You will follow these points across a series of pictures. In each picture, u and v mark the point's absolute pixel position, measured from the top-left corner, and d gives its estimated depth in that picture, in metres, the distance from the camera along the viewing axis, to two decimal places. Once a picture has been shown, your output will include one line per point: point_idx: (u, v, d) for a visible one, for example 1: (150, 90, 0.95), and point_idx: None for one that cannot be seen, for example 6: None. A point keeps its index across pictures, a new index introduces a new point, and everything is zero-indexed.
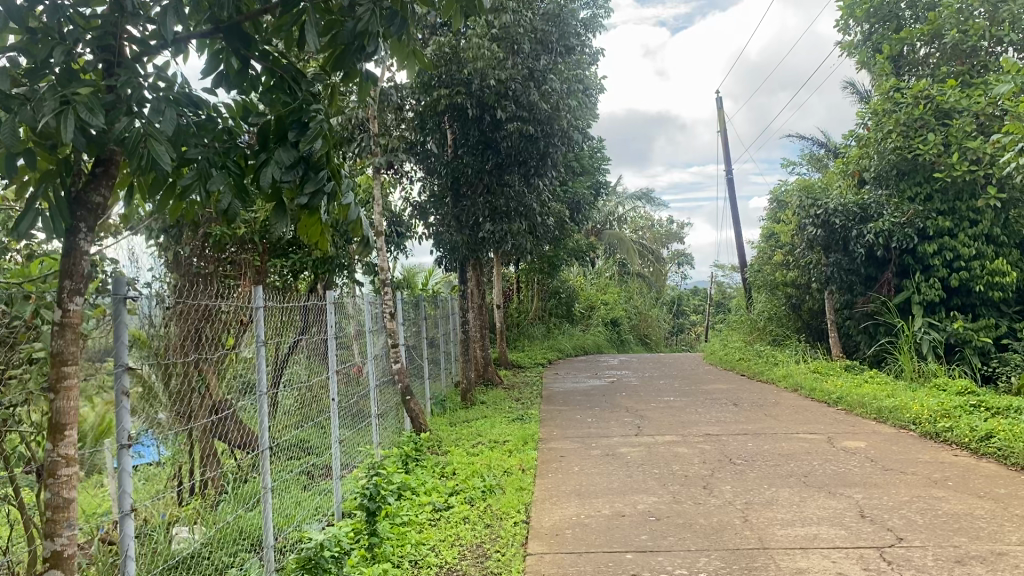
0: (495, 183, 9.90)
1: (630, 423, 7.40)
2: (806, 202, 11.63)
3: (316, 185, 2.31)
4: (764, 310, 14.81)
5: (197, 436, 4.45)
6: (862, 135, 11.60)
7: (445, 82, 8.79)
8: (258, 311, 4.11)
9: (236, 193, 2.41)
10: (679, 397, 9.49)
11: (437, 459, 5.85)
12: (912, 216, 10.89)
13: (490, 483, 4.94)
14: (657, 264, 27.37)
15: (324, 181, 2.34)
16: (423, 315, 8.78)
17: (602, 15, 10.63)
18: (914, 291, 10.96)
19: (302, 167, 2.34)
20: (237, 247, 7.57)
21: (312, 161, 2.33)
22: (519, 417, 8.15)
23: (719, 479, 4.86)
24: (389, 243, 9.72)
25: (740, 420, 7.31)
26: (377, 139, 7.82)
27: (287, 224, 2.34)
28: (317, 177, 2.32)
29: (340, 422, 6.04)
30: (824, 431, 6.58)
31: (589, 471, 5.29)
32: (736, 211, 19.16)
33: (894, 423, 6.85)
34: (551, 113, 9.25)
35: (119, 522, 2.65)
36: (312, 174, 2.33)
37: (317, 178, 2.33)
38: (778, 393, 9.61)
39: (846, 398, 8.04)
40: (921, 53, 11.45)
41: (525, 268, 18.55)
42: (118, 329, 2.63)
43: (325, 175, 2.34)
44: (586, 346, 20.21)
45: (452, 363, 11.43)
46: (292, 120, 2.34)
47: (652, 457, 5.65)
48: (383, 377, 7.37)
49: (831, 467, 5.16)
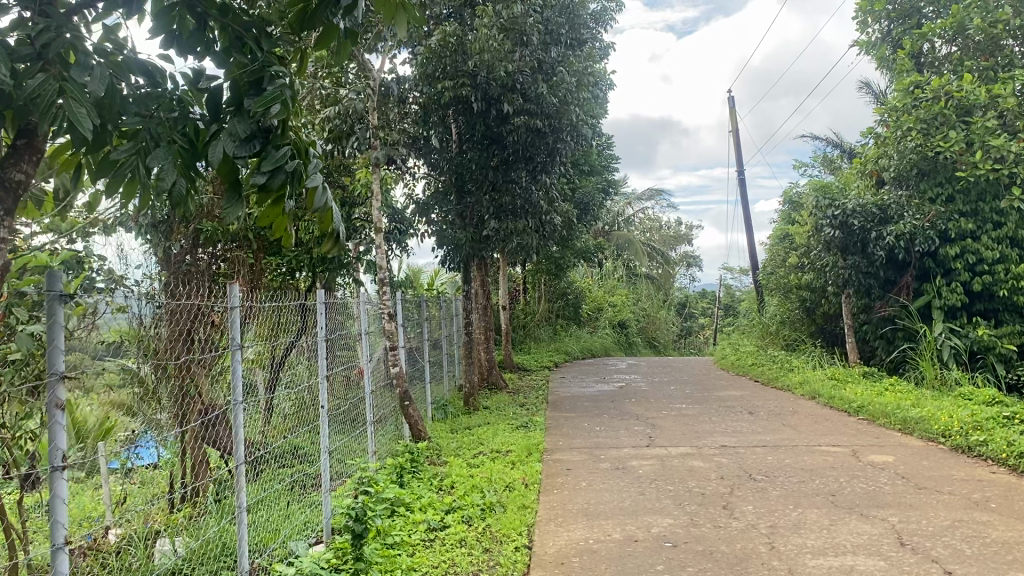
0: (500, 180, 9.54)
1: (641, 432, 7.02)
2: (823, 202, 11.12)
3: (275, 163, 2.02)
4: (778, 314, 14.40)
5: (188, 442, 4.11)
6: (881, 133, 11.21)
7: (449, 74, 8.38)
8: (234, 312, 3.68)
9: (182, 173, 2.10)
10: (690, 405, 9.09)
11: (436, 471, 5.46)
12: (934, 217, 10.50)
13: (489, 501, 4.56)
14: (667, 266, 26.95)
15: (286, 161, 2.05)
16: (425, 316, 8.41)
17: (613, 8, 10.26)
18: (935, 295, 10.55)
19: (259, 143, 2.06)
20: (229, 243, 7.21)
21: (272, 135, 2.05)
22: (523, 424, 7.79)
23: (740, 498, 4.47)
24: (391, 240, 9.24)
25: (757, 431, 6.90)
26: (377, 131, 7.42)
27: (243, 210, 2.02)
28: (277, 154, 2.02)
29: (333, 430, 5.66)
30: (848, 443, 6.18)
31: (598, 487, 4.90)
32: (748, 213, 18.75)
33: (921, 434, 6.45)
34: (558, 106, 8.87)
35: (52, 558, 2.32)
36: (271, 153, 2.03)
37: (277, 155, 2.03)
38: (794, 401, 9.22)
39: (868, 408, 7.64)
40: (943, 49, 11.04)
41: (532, 269, 18.19)
42: (52, 332, 2.31)
43: (287, 152, 2.04)
44: (593, 348, 19.86)
45: (455, 365, 11.04)
46: (250, 84, 2.07)
47: (666, 471, 5.26)
48: (380, 381, 6.99)
49: (860, 484, 4.76)
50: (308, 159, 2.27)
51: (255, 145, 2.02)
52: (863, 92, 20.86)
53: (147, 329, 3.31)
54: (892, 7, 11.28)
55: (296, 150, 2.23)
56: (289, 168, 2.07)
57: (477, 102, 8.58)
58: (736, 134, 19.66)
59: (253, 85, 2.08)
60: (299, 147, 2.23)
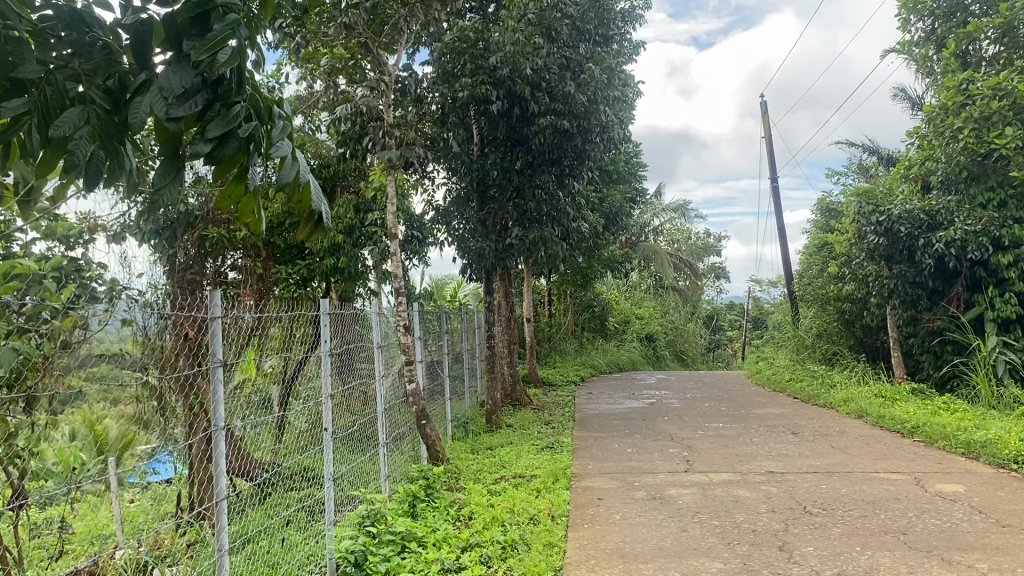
0: (526, 185, 9.04)
1: (678, 455, 6.48)
2: (866, 208, 10.70)
3: (226, 126, 1.57)
4: (814, 327, 13.79)
5: (196, 458, 3.72)
6: (925, 136, 10.59)
7: (470, 71, 7.90)
8: (214, 324, 3.10)
9: (100, 142, 1.72)
10: (728, 424, 8.51)
11: (453, 498, 4.95)
12: (986, 222, 9.85)
13: (511, 537, 4.02)
14: (695, 277, 26.23)
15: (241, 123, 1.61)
16: (445, 328, 7.91)
17: (643, 7, 9.63)
18: (987, 307, 9.90)
19: (208, 103, 1.63)
20: (240, 253, 7.00)
21: (222, 91, 1.61)
22: (550, 444, 7.27)
23: (799, 538, 3.92)
24: (406, 249, 8.66)
25: (804, 454, 6.32)
26: (393, 132, 6.90)
27: (177, 185, 1.58)
28: (228, 114, 1.58)
29: (345, 453, 5.16)
30: (908, 469, 5.60)
31: (634, 521, 4.38)
32: (782, 222, 18.10)
33: (989, 460, 5.85)
34: (588, 107, 8.36)
35: None
36: (221, 113, 1.60)
37: (229, 114, 1.59)
38: (840, 420, 8.60)
39: (924, 428, 7.04)
40: (990, 49, 10.41)
41: (557, 280, 17.71)
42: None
43: (241, 113, 1.60)
44: (621, 362, 19.32)
45: (477, 380, 10.50)
46: (191, 21, 1.63)
47: (709, 502, 4.72)
48: (394, 399, 6.48)
49: (933, 521, 4.18)
50: (270, 119, 1.85)
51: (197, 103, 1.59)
52: (897, 99, 20.23)
53: (151, 339, 2.88)
54: (937, 3, 10.64)
55: (256, 111, 1.79)
56: (243, 132, 1.63)
57: (499, 101, 8.14)
58: (769, 140, 19.04)
59: (197, 25, 1.64)
60: (256, 103, 1.79)
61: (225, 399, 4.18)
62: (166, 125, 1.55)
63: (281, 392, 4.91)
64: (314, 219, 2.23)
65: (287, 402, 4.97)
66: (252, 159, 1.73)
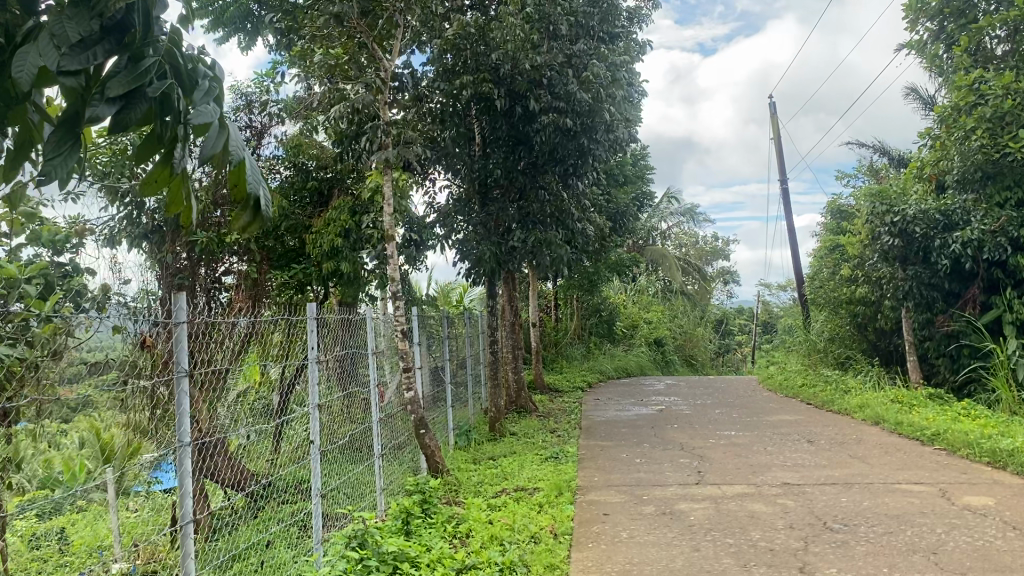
0: (529, 186, 8.86)
1: (688, 466, 6.21)
2: (880, 207, 10.41)
3: (127, 82, 1.62)
4: (826, 330, 13.48)
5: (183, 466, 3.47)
6: (937, 134, 10.27)
7: (470, 68, 7.69)
8: (181, 331, 2.84)
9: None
10: (739, 432, 8.20)
11: (452, 514, 4.68)
12: (1004, 222, 9.55)
13: (510, 558, 3.73)
14: (704, 281, 25.78)
15: (148, 79, 1.67)
16: (446, 334, 7.61)
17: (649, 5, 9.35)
18: (1006, 309, 9.57)
19: (113, 56, 1.67)
20: (232, 256, 6.81)
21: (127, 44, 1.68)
22: (554, 454, 7.00)
23: (820, 558, 3.64)
24: (406, 252, 8.38)
25: (821, 464, 6.02)
26: (387, 131, 6.63)
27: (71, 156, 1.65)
28: (134, 69, 1.64)
29: (339, 465, 4.90)
30: (933, 480, 5.30)
31: (642, 539, 4.11)
32: (792, 225, 17.78)
33: (1017, 469, 5.54)
34: (592, 105, 8.04)
35: None
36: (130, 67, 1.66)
37: (136, 70, 1.65)
38: (855, 427, 8.30)
39: (946, 436, 6.73)
40: (1002, 46, 10.07)
41: (563, 285, 17.41)
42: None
43: (146, 68, 1.65)
44: (629, 367, 19.01)
45: (480, 388, 10.23)
46: None
47: (722, 517, 4.46)
48: (391, 408, 6.21)
49: (964, 538, 3.89)
50: (190, 81, 1.87)
51: (94, 54, 1.64)
52: (910, 99, 19.87)
53: (127, 347, 2.68)
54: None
55: (172, 71, 1.82)
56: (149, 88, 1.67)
57: (501, 99, 7.91)
58: (778, 142, 18.72)
59: None
60: (172, 62, 1.81)
61: (209, 405, 3.94)
62: (61, 77, 1.59)
63: (281, 399, 4.69)
64: (251, 207, 2.06)
65: (276, 413, 4.70)
66: (164, 120, 1.80)
